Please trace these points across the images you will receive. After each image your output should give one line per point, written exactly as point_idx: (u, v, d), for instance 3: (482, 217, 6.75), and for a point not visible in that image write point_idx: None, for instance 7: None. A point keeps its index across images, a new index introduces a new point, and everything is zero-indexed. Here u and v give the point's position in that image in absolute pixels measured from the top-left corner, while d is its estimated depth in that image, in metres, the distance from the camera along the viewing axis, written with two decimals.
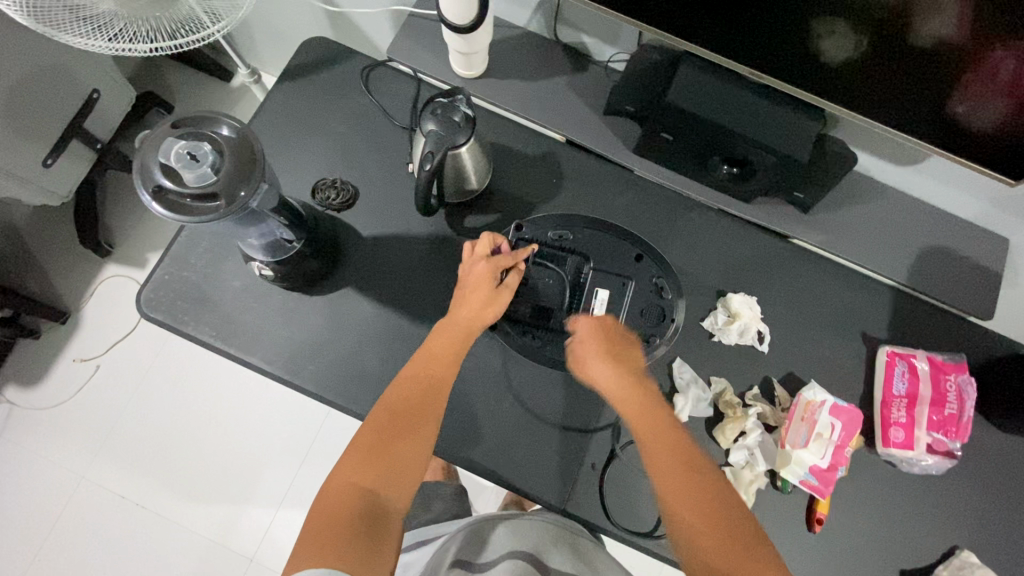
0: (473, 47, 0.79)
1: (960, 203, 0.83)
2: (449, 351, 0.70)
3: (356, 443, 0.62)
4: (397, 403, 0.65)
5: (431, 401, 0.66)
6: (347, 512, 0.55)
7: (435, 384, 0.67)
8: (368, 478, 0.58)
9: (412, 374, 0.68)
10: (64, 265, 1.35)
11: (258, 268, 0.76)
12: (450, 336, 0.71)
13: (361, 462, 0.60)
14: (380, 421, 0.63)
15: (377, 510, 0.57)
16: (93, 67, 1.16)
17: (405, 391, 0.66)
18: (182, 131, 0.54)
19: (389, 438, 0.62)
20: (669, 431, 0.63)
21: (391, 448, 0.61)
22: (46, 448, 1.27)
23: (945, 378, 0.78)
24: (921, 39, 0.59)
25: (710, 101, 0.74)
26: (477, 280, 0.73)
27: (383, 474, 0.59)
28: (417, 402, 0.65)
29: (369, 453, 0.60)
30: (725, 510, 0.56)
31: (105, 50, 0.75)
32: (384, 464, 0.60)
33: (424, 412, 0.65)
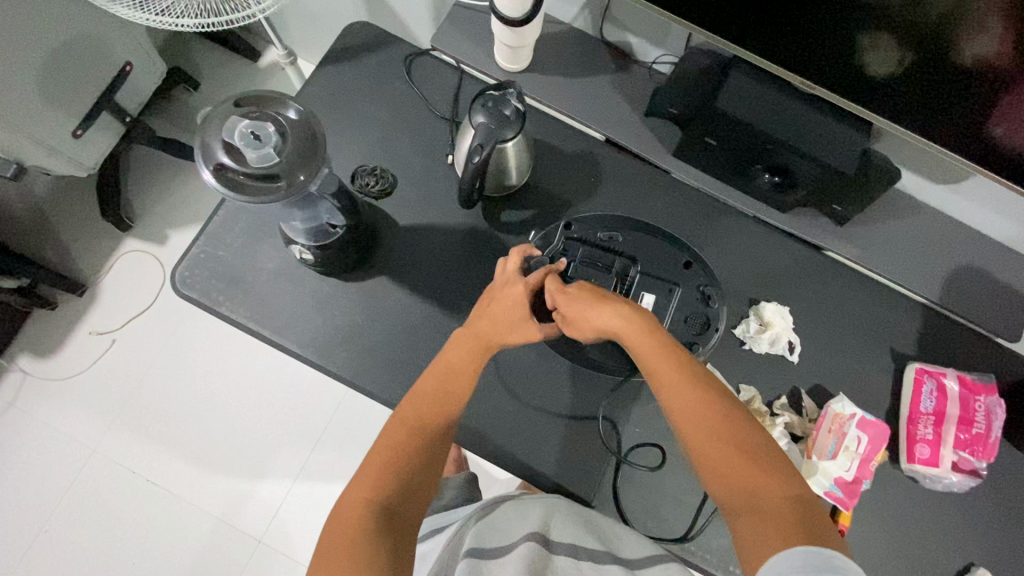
0: (522, 41, 0.79)
1: (994, 223, 0.84)
2: (464, 369, 0.69)
3: (371, 460, 0.62)
4: (413, 416, 0.65)
5: (445, 417, 0.66)
6: (360, 526, 0.55)
7: (451, 400, 0.67)
8: (381, 492, 0.58)
9: (428, 389, 0.67)
10: (84, 237, 1.35)
11: (299, 251, 0.74)
12: (470, 352, 0.69)
13: (376, 478, 0.59)
14: (394, 437, 0.63)
15: (388, 522, 0.56)
16: (127, 40, 1.15)
17: (420, 407, 0.66)
18: (245, 111, 0.54)
19: (401, 451, 0.62)
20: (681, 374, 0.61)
21: (404, 463, 0.61)
22: (58, 420, 1.27)
23: (975, 398, 0.78)
24: (966, 59, 0.59)
25: (754, 109, 0.75)
26: (511, 294, 0.70)
27: (397, 487, 0.59)
28: (431, 418, 0.65)
29: (381, 468, 0.60)
30: (746, 438, 0.57)
31: (150, 22, 0.73)
32: (396, 479, 0.60)
33: (439, 428, 0.65)
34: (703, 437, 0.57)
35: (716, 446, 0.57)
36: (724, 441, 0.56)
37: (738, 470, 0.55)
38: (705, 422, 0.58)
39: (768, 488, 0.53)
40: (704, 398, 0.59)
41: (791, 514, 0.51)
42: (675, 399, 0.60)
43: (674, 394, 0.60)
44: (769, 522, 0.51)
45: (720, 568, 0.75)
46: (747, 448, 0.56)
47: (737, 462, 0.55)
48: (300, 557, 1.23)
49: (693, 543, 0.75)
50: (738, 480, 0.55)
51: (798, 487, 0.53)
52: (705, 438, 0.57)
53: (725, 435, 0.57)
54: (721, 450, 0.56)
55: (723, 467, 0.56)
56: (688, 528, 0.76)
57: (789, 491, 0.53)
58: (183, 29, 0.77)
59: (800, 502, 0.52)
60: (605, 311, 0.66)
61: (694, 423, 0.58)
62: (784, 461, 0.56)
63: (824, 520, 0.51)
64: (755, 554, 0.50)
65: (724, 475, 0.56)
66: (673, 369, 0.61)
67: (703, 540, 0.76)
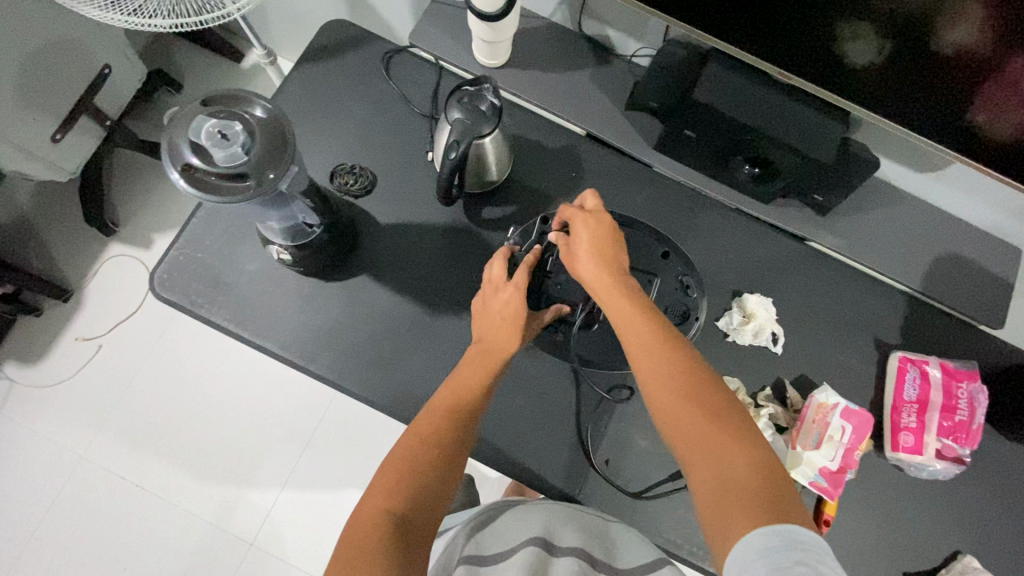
0: (499, 36, 0.78)
1: (976, 210, 0.84)
2: (482, 381, 0.68)
3: (385, 470, 0.60)
4: (428, 427, 0.64)
5: (462, 431, 0.65)
6: (372, 536, 0.53)
7: (468, 414, 0.66)
8: (395, 502, 0.57)
9: (445, 401, 0.66)
10: (69, 242, 1.34)
11: (277, 252, 0.74)
12: (482, 363, 0.70)
13: (390, 489, 0.58)
14: (410, 448, 0.62)
15: (404, 534, 0.55)
16: (106, 43, 1.14)
17: (436, 419, 0.65)
18: (212, 110, 0.53)
19: (416, 461, 0.61)
20: (654, 333, 0.62)
21: (419, 474, 0.60)
22: (46, 427, 1.26)
23: (957, 385, 0.79)
24: (946, 46, 0.59)
25: (732, 100, 0.74)
26: (503, 304, 0.72)
27: (413, 499, 0.58)
28: (447, 431, 0.64)
29: (396, 478, 0.59)
30: (712, 397, 0.58)
31: (123, 24, 0.72)
32: (411, 489, 0.58)
33: (458, 438, 0.64)
34: (671, 401, 0.58)
35: (685, 408, 0.57)
36: (693, 408, 0.57)
37: (703, 438, 0.55)
38: (677, 386, 0.58)
39: (733, 451, 0.54)
40: (679, 358, 0.60)
41: (750, 476, 0.52)
42: (649, 361, 0.61)
43: (648, 356, 0.61)
44: (733, 492, 0.51)
45: (709, 562, 0.74)
46: (719, 415, 0.56)
47: (703, 428, 0.56)
48: (293, 559, 1.22)
49: (680, 537, 0.75)
50: (704, 440, 0.55)
51: (763, 457, 0.53)
52: (677, 401, 0.58)
53: (698, 400, 0.57)
54: (687, 417, 0.57)
55: (688, 433, 0.56)
56: (675, 522, 0.75)
57: (754, 457, 0.53)
58: (156, 29, 0.76)
59: (764, 473, 0.52)
60: (597, 266, 0.69)
61: (663, 385, 0.59)
62: (750, 425, 0.56)
63: (788, 485, 0.51)
64: (717, 529, 0.50)
65: (688, 442, 0.56)
66: (645, 325, 0.63)
67: (690, 534, 0.75)
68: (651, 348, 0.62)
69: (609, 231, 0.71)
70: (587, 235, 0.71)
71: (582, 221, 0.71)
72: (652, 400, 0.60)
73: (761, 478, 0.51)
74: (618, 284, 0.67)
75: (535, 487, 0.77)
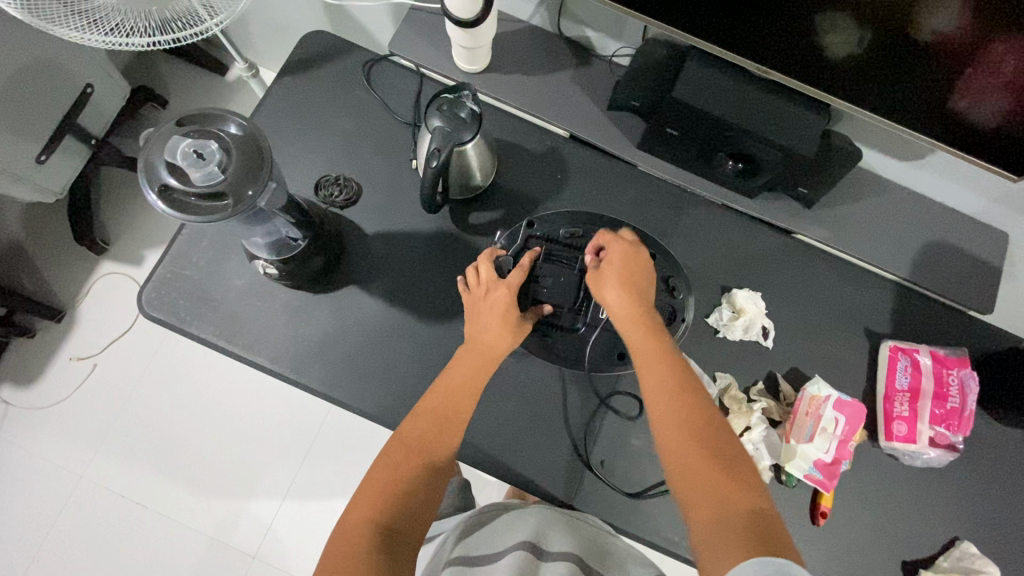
0: (477, 42, 0.78)
1: (961, 197, 0.84)
2: (467, 386, 0.68)
3: (371, 479, 0.61)
4: (413, 436, 0.64)
5: (448, 438, 0.65)
6: (357, 548, 0.54)
7: (453, 420, 0.66)
8: (381, 512, 0.58)
9: (430, 406, 0.67)
10: (59, 262, 1.34)
11: (263, 266, 0.75)
12: (467, 366, 0.70)
13: (376, 500, 0.59)
14: (393, 456, 0.63)
15: (390, 545, 0.56)
16: (87, 62, 1.14)
17: (422, 427, 0.65)
18: (188, 130, 0.53)
19: (402, 471, 0.61)
20: (672, 372, 0.65)
21: (404, 484, 0.61)
22: (43, 448, 1.26)
23: (947, 372, 0.79)
24: (925, 34, 0.59)
25: (713, 97, 0.74)
26: (494, 302, 0.72)
27: (397, 510, 0.59)
28: (432, 438, 0.65)
29: (381, 489, 0.60)
30: (722, 440, 0.60)
31: (98, 44, 0.72)
32: (397, 499, 0.59)
33: (441, 444, 0.64)
34: (682, 436, 0.60)
35: (693, 444, 0.59)
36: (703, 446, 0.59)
37: (708, 474, 0.57)
38: (690, 424, 0.61)
39: (735, 493, 0.55)
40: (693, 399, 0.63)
41: (750, 519, 0.53)
42: (665, 396, 0.63)
43: (664, 390, 0.64)
44: (730, 530, 0.52)
45: None
46: (727, 458, 0.58)
47: (709, 466, 0.57)
48: (295, 570, 1.22)
49: (678, 535, 0.75)
50: (709, 478, 0.57)
51: (763, 504, 0.55)
52: (687, 437, 0.60)
53: (708, 440, 0.59)
54: (696, 453, 0.58)
55: (693, 468, 0.58)
56: (673, 520, 0.75)
57: (754, 502, 0.55)
58: (133, 48, 0.75)
59: (762, 518, 0.53)
60: (623, 298, 0.70)
61: (676, 420, 0.61)
62: (755, 474, 0.58)
63: (784, 533, 0.52)
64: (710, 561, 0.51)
65: (693, 475, 0.57)
66: (664, 363, 0.66)
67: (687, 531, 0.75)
68: (668, 384, 0.64)
69: (642, 269, 0.73)
70: (620, 263, 0.73)
71: (620, 252, 0.73)
72: (662, 431, 0.62)
73: (760, 522, 0.53)
74: (642, 321, 0.69)
75: (530, 490, 0.77)
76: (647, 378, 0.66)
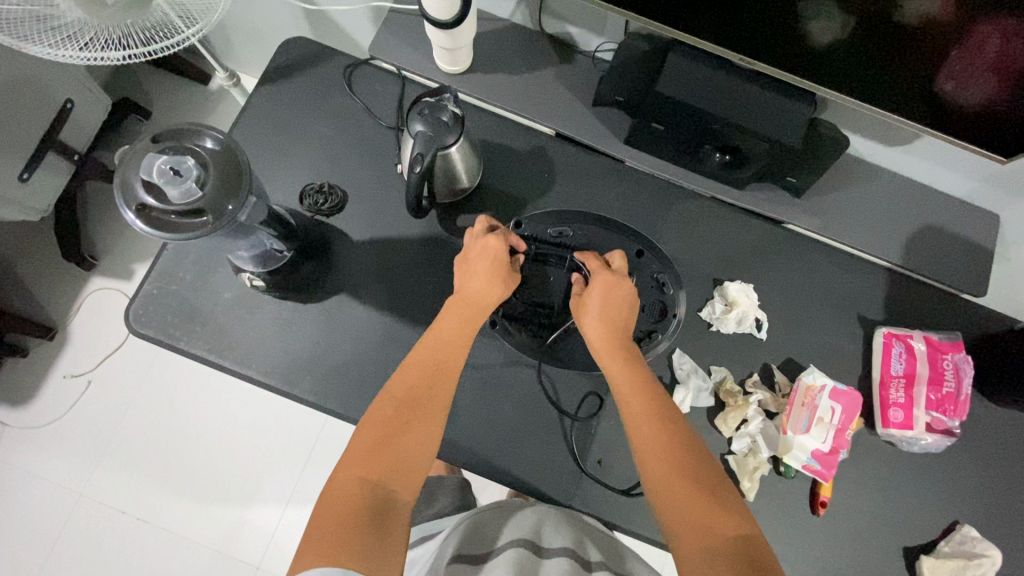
0: (457, 42, 0.77)
1: (950, 180, 0.83)
2: (457, 342, 0.70)
3: (364, 436, 0.60)
4: (405, 393, 0.64)
5: (440, 397, 0.65)
6: (356, 504, 0.54)
7: (444, 377, 0.67)
8: (375, 471, 0.58)
9: (420, 360, 0.68)
10: (49, 280, 1.33)
11: (249, 279, 0.77)
12: (455, 317, 0.71)
13: (369, 456, 0.59)
14: (387, 412, 0.62)
15: (386, 505, 0.56)
16: (65, 77, 1.12)
17: (412, 383, 0.65)
18: (163, 146, 0.53)
19: (395, 430, 0.61)
20: (653, 402, 0.66)
21: (397, 442, 0.60)
22: (41, 467, 1.25)
23: (942, 357, 0.79)
24: (909, 17, 0.58)
25: (699, 90, 0.73)
26: (485, 251, 0.73)
27: (391, 468, 0.59)
28: (422, 396, 0.65)
29: (375, 446, 0.59)
30: (703, 467, 0.61)
31: (75, 60, 0.71)
32: (392, 457, 0.59)
33: (433, 400, 0.65)
34: (665, 467, 0.61)
35: (676, 475, 0.60)
36: (686, 476, 0.60)
37: (693, 504, 0.58)
38: (672, 453, 0.62)
39: (718, 521, 0.56)
40: (673, 430, 0.64)
41: (732, 546, 0.54)
42: (647, 426, 0.64)
43: (646, 420, 0.65)
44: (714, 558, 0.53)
45: None
46: (709, 486, 0.59)
47: (691, 495, 0.59)
48: None
49: None
50: (692, 507, 0.57)
51: (746, 529, 0.56)
52: (669, 468, 0.61)
53: (689, 469, 0.61)
54: (680, 483, 0.59)
55: (679, 499, 0.59)
56: None
57: (736, 527, 0.56)
58: (111, 62, 0.75)
59: (745, 542, 0.54)
60: (604, 326, 0.71)
61: (658, 450, 0.62)
62: (737, 499, 0.59)
63: (768, 555, 0.53)
64: None
65: (677, 506, 0.58)
66: (645, 393, 0.67)
67: None
68: (649, 414, 0.65)
69: (625, 296, 0.73)
70: (602, 295, 0.72)
71: (602, 281, 0.73)
72: (644, 462, 0.63)
73: (743, 547, 0.54)
74: (623, 351, 0.70)
75: (528, 492, 0.77)
76: (629, 411, 0.66)
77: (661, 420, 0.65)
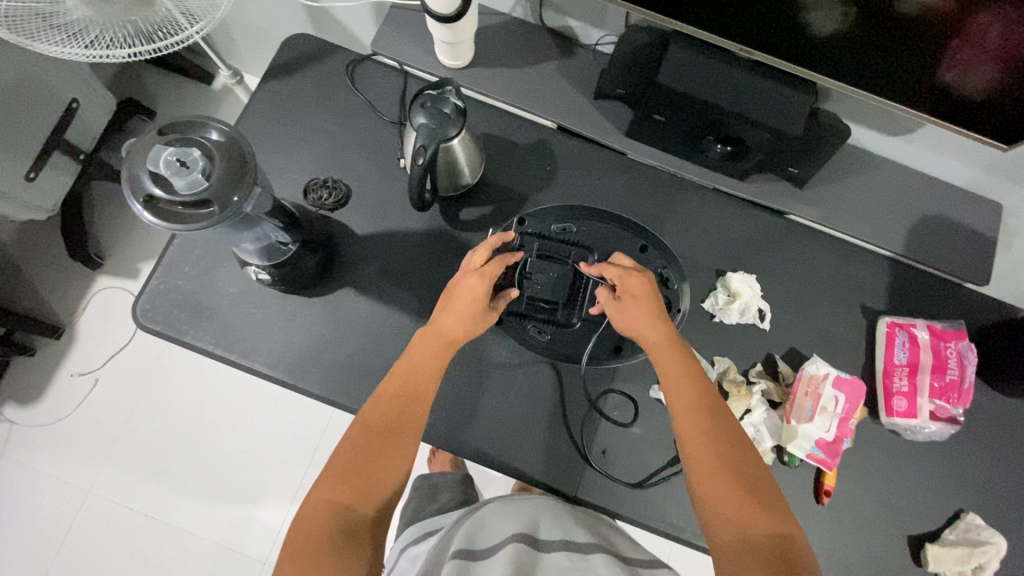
0: (459, 37, 0.78)
1: (953, 169, 0.83)
2: (431, 365, 0.69)
3: (335, 459, 0.62)
4: (375, 416, 0.65)
5: (409, 417, 0.65)
6: (321, 527, 0.57)
7: (414, 397, 0.67)
8: (342, 495, 0.60)
9: (393, 387, 0.67)
10: (56, 279, 1.34)
11: (254, 272, 0.74)
12: (433, 348, 0.70)
13: (338, 481, 0.61)
14: (357, 435, 0.63)
15: (353, 524, 0.58)
16: (69, 77, 1.13)
17: (382, 406, 0.66)
18: (169, 138, 0.53)
19: (364, 455, 0.62)
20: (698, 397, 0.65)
21: (364, 465, 0.62)
22: (49, 465, 1.26)
23: (945, 345, 0.79)
24: (910, 7, 0.58)
25: (700, 81, 0.73)
26: (466, 290, 0.72)
27: (357, 490, 0.60)
28: (392, 418, 0.65)
29: (342, 471, 0.61)
30: (749, 462, 0.61)
31: (81, 58, 0.72)
32: (359, 480, 0.61)
33: (402, 425, 0.65)
34: (711, 461, 0.61)
35: (722, 471, 0.60)
36: (731, 469, 0.60)
37: (739, 502, 0.58)
38: (719, 449, 0.61)
39: (762, 520, 0.57)
40: (719, 423, 0.63)
41: (774, 546, 0.55)
42: (694, 420, 0.64)
43: (692, 414, 0.64)
44: (758, 558, 0.54)
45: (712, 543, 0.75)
46: (754, 483, 0.59)
47: (735, 490, 0.59)
48: None
49: (682, 520, 0.75)
50: (737, 504, 0.58)
51: (788, 528, 0.56)
52: (716, 464, 0.61)
53: (735, 465, 0.61)
54: (726, 480, 0.59)
55: (726, 495, 0.59)
56: (677, 506, 0.76)
57: (779, 526, 0.56)
58: (116, 60, 0.76)
59: (786, 541, 0.55)
60: (645, 320, 0.71)
61: (705, 444, 0.62)
62: (779, 496, 0.59)
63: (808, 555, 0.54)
64: None
65: (721, 501, 0.59)
66: (690, 387, 0.66)
67: (691, 517, 0.75)
68: (696, 408, 0.64)
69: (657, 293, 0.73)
70: (637, 295, 0.72)
71: (636, 281, 0.73)
72: (690, 456, 0.62)
73: (785, 547, 0.55)
74: (666, 344, 0.69)
75: (533, 484, 0.77)
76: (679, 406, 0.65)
77: (709, 413, 0.64)
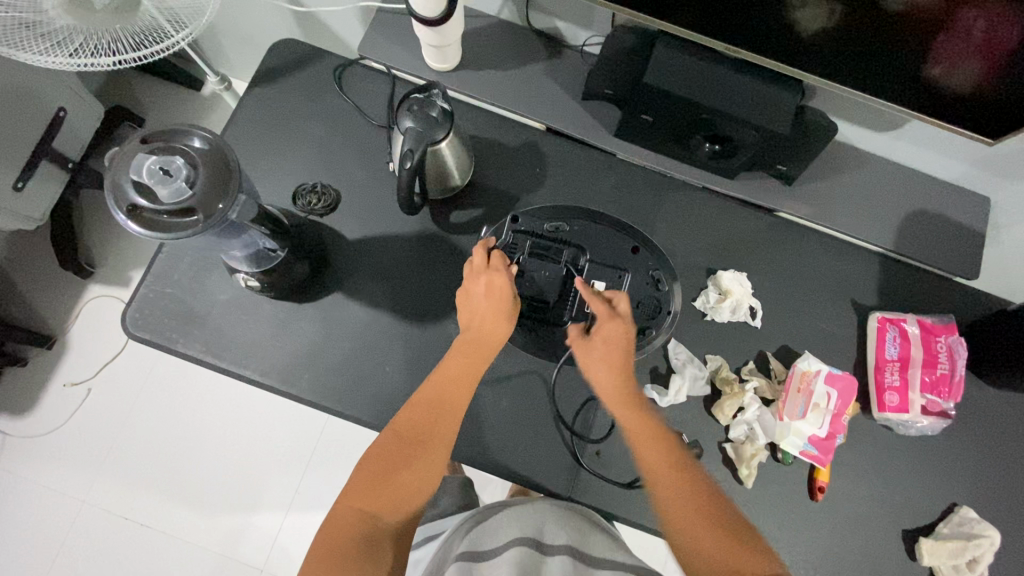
0: (445, 40, 0.78)
1: (940, 164, 0.84)
2: (463, 374, 0.69)
3: (363, 466, 0.62)
4: (406, 424, 0.65)
5: (442, 429, 0.66)
6: (348, 534, 0.58)
7: (445, 410, 0.67)
8: (371, 504, 0.60)
9: (425, 396, 0.67)
10: (47, 289, 1.33)
11: (245, 279, 0.75)
12: (462, 354, 0.70)
13: (364, 488, 0.61)
14: (387, 444, 0.64)
15: (379, 535, 0.59)
16: (56, 85, 1.13)
17: (415, 415, 0.66)
18: (151, 147, 0.53)
19: (393, 465, 0.62)
20: (667, 450, 0.65)
21: (392, 475, 0.62)
22: (42, 477, 1.25)
23: (936, 339, 0.79)
24: (895, 4, 0.58)
25: (688, 81, 0.73)
26: (482, 291, 0.72)
27: (385, 501, 0.60)
28: (424, 429, 0.65)
29: (371, 478, 0.61)
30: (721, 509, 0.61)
31: (65, 67, 0.72)
32: (387, 490, 0.61)
33: (433, 436, 0.65)
34: (684, 510, 0.61)
35: (696, 520, 0.60)
36: (705, 516, 0.60)
37: (717, 549, 0.57)
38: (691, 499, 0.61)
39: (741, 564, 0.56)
40: (688, 474, 0.63)
41: None
42: (664, 474, 0.64)
43: (662, 466, 0.64)
44: None
45: None
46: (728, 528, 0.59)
47: (710, 538, 0.58)
48: None
49: None
50: (714, 550, 0.57)
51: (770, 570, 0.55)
52: (689, 514, 0.60)
53: (709, 513, 0.60)
54: (701, 528, 0.59)
55: (702, 544, 0.58)
56: None
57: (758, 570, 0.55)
58: (101, 68, 0.75)
59: None
60: (609, 370, 0.71)
61: (677, 497, 0.62)
62: (760, 540, 0.58)
63: None
64: None
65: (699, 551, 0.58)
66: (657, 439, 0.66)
67: None
68: (665, 459, 0.64)
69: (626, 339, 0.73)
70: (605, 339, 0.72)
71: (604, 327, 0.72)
72: (664, 510, 0.62)
73: None
74: (632, 399, 0.69)
75: (528, 485, 0.77)
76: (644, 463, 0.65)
77: (676, 465, 0.64)
